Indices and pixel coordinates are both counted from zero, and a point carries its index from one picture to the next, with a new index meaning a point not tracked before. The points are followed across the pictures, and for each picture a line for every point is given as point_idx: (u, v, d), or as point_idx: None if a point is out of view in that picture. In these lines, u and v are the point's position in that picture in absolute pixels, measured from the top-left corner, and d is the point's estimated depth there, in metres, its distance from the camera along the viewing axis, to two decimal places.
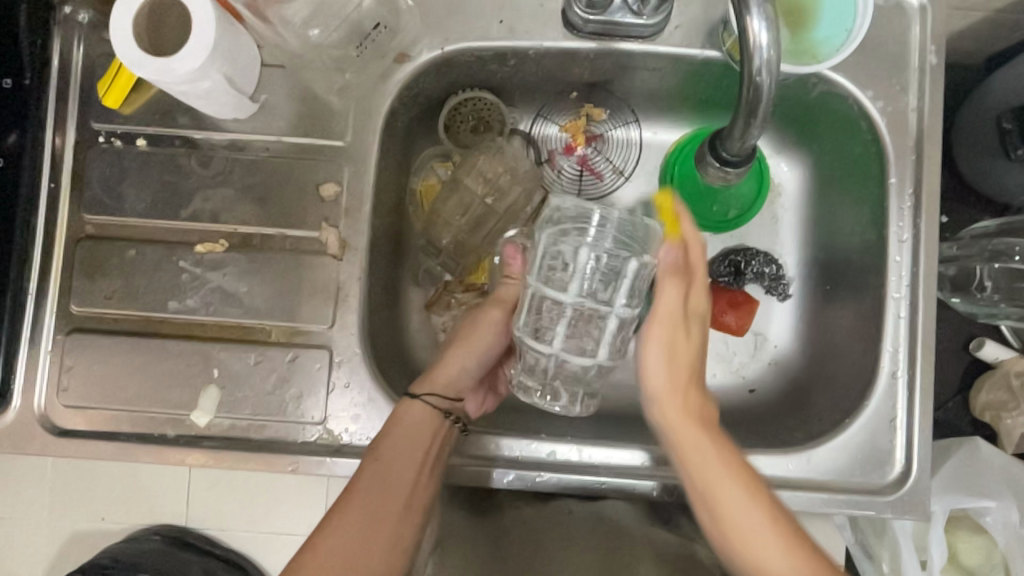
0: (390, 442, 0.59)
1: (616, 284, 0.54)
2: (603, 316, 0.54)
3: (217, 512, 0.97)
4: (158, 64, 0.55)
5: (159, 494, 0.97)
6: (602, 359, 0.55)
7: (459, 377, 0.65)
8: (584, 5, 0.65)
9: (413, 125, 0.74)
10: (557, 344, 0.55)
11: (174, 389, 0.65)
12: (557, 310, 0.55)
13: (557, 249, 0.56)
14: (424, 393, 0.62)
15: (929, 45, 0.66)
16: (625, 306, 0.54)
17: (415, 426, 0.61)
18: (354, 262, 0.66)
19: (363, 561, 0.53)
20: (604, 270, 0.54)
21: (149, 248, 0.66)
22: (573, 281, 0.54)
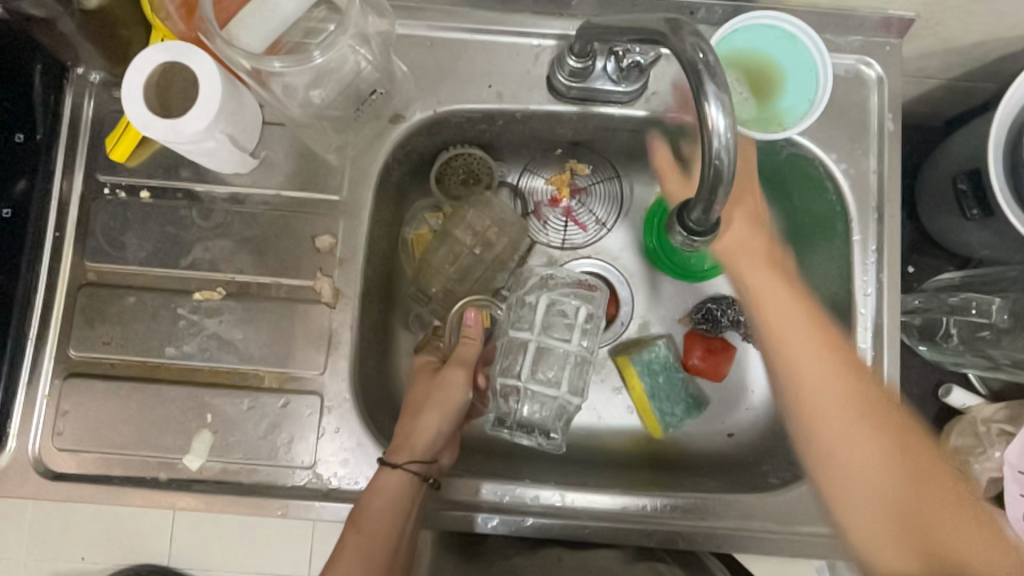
0: (366, 516, 0.62)
1: (572, 327, 0.71)
2: (561, 352, 0.70)
3: (202, 552, 1.02)
4: (166, 126, 0.59)
5: (146, 533, 1.02)
6: (564, 390, 0.70)
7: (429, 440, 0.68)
8: (567, 74, 0.69)
9: (406, 178, 0.78)
10: (525, 374, 0.69)
11: (167, 433, 0.66)
12: (522, 347, 0.70)
13: (523, 301, 0.72)
14: (403, 463, 0.65)
15: (887, 114, 0.71)
16: (580, 343, 0.71)
17: (391, 495, 0.64)
18: (346, 310, 0.69)
19: None
20: (558, 312, 0.71)
21: (148, 296, 0.68)
22: (536, 324, 0.70)
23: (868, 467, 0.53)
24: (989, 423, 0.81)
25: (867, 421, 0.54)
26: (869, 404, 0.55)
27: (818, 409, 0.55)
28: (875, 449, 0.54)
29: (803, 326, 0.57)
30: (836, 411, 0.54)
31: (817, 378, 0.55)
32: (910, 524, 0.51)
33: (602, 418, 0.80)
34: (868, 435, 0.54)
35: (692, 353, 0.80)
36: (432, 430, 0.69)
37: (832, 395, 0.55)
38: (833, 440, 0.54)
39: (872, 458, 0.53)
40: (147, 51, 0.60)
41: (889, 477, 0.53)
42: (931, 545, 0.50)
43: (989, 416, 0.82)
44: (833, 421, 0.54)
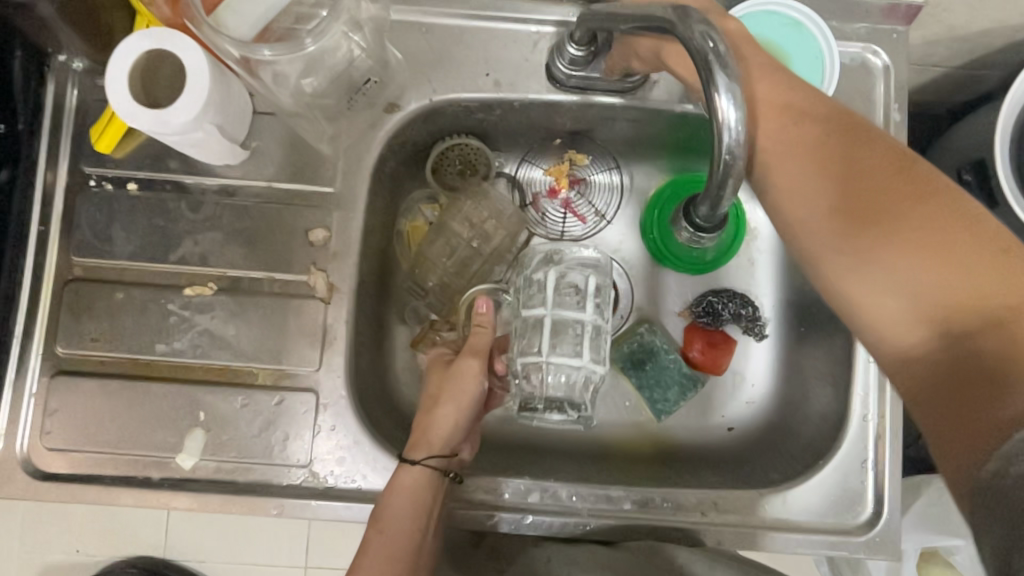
0: (389, 515, 0.61)
1: (584, 295, 0.66)
2: (579, 322, 0.65)
3: (198, 544, 1.01)
4: (152, 116, 0.57)
5: (140, 526, 1.01)
6: (587, 359, 0.64)
7: (448, 434, 0.67)
8: (567, 62, 0.68)
9: (401, 168, 0.76)
10: (546, 352, 0.64)
11: (159, 432, 0.65)
12: (538, 324, 0.65)
13: (534, 281, 0.67)
14: (422, 459, 0.64)
15: (893, 103, 0.70)
16: (596, 314, 0.66)
17: (414, 492, 0.63)
18: (340, 306, 0.67)
19: None
20: (569, 285, 0.66)
21: (137, 291, 0.66)
22: (549, 297, 0.65)
23: (885, 256, 0.45)
24: None
25: (883, 213, 0.46)
26: (876, 192, 0.47)
27: (825, 240, 0.49)
28: (887, 233, 0.45)
29: (793, 157, 0.51)
30: (836, 233, 0.48)
31: (804, 207, 0.50)
32: (922, 312, 0.43)
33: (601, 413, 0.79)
34: (883, 233, 0.46)
35: (691, 345, 0.79)
36: (450, 423, 0.67)
37: (833, 165, 0.49)
38: (853, 243, 0.47)
39: (881, 245, 0.45)
40: (132, 39, 0.57)
41: (902, 255, 0.44)
42: (933, 307, 0.43)
43: None
44: (827, 232, 0.49)
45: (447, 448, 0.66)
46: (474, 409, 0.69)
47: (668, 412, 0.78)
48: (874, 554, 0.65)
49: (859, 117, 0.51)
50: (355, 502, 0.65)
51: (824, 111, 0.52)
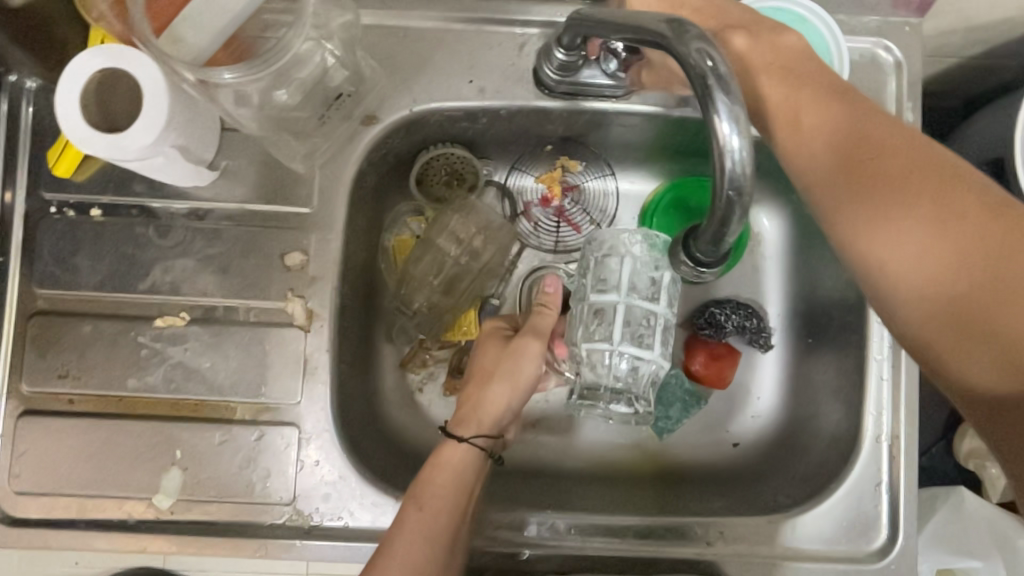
0: (428, 495, 0.58)
1: (657, 287, 0.61)
2: (654, 316, 0.61)
3: None
4: (108, 141, 0.52)
5: None
6: (658, 355, 0.60)
7: (498, 416, 0.64)
8: (555, 67, 0.63)
9: (384, 181, 0.72)
10: (616, 339, 0.60)
11: (134, 472, 0.62)
12: (609, 310, 0.61)
13: (605, 262, 0.62)
14: (470, 436, 0.61)
15: (906, 101, 0.65)
16: (669, 307, 0.61)
17: (457, 469, 0.60)
18: (321, 334, 0.63)
19: None
20: (646, 274, 0.61)
21: (105, 324, 0.63)
22: (622, 284, 0.60)
23: (975, 273, 0.40)
24: None
25: (967, 228, 0.41)
26: (914, 201, 0.43)
27: (897, 245, 0.43)
28: (965, 249, 0.41)
29: (841, 165, 0.46)
30: (910, 242, 0.42)
31: (861, 216, 0.45)
32: (1006, 341, 0.39)
33: (600, 433, 0.76)
34: (971, 248, 0.40)
35: (693, 360, 0.74)
36: (499, 404, 0.63)
37: (891, 181, 0.44)
38: (936, 257, 0.41)
39: (967, 262, 0.41)
40: (82, 57, 0.52)
41: (991, 276, 0.40)
42: (981, 328, 0.40)
43: None
44: (909, 239, 0.42)
45: (493, 428, 0.64)
46: (524, 395, 0.65)
47: (671, 430, 0.75)
48: None
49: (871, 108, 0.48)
50: (342, 541, 0.62)
51: (867, 119, 0.47)
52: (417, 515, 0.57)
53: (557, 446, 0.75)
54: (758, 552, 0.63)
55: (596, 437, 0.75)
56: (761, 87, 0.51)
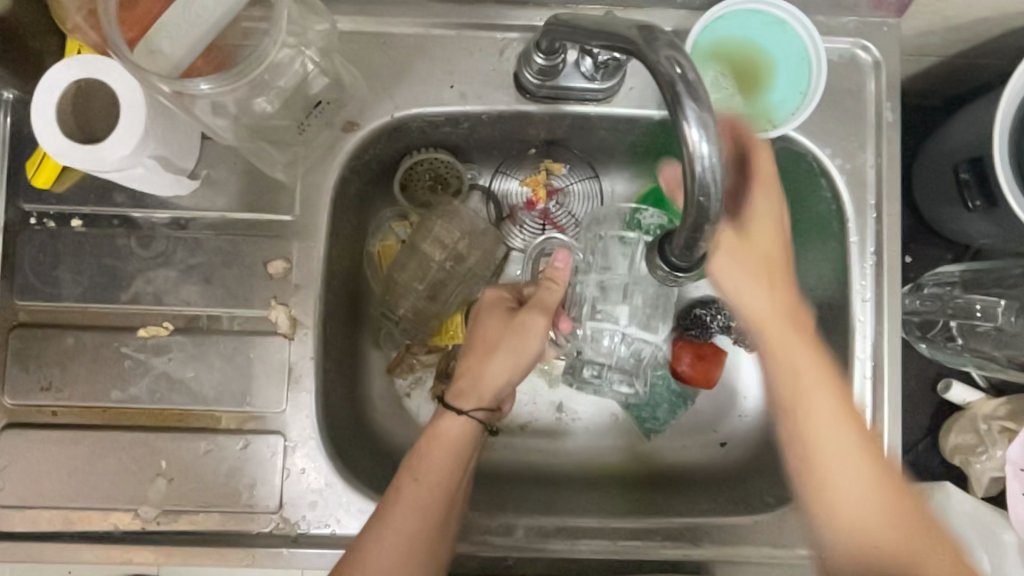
0: (424, 469, 0.58)
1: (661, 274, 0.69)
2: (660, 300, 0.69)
3: None
4: (86, 153, 0.52)
5: None
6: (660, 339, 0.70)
7: (498, 390, 0.62)
8: (535, 72, 0.63)
9: (367, 188, 0.72)
10: (624, 322, 0.68)
11: (118, 483, 0.61)
12: (621, 289, 0.68)
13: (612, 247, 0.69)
14: (471, 410, 0.60)
15: (885, 101, 0.65)
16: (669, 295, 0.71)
17: (454, 442, 0.60)
18: (306, 342, 0.63)
19: None
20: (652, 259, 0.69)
21: (88, 335, 0.62)
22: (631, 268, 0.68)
23: (860, 513, 0.49)
24: (991, 419, 0.78)
25: (876, 486, 0.49)
26: (839, 474, 0.49)
27: (825, 463, 0.50)
28: (872, 513, 0.49)
29: (791, 317, 0.50)
30: (824, 424, 0.50)
31: (814, 433, 0.50)
32: (840, 507, 0.49)
33: (589, 435, 0.76)
34: (868, 509, 0.49)
35: (680, 360, 0.73)
36: (501, 380, 0.61)
37: (812, 385, 0.50)
38: (839, 481, 0.49)
39: (861, 496, 0.49)
40: (57, 68, 0.52)
41: (874, 503, 0.49)
42: (823, 492, 0.50)
43: (990, 412, 0.78)
44: (834, 470, 0.50)
45: (492, 402, 0.62)
46: (523, 371, 0.63)
47: (658, 430, 0.75)
48: None
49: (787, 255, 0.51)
50: (329, 548, 0.61)
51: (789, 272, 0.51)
52: (411, 490, 0.57)
53: (545, 449, 0.75)
54: (744, 552, 0.64)
55: (585, 439, 0.76)
56: (756, 196, 0.49)
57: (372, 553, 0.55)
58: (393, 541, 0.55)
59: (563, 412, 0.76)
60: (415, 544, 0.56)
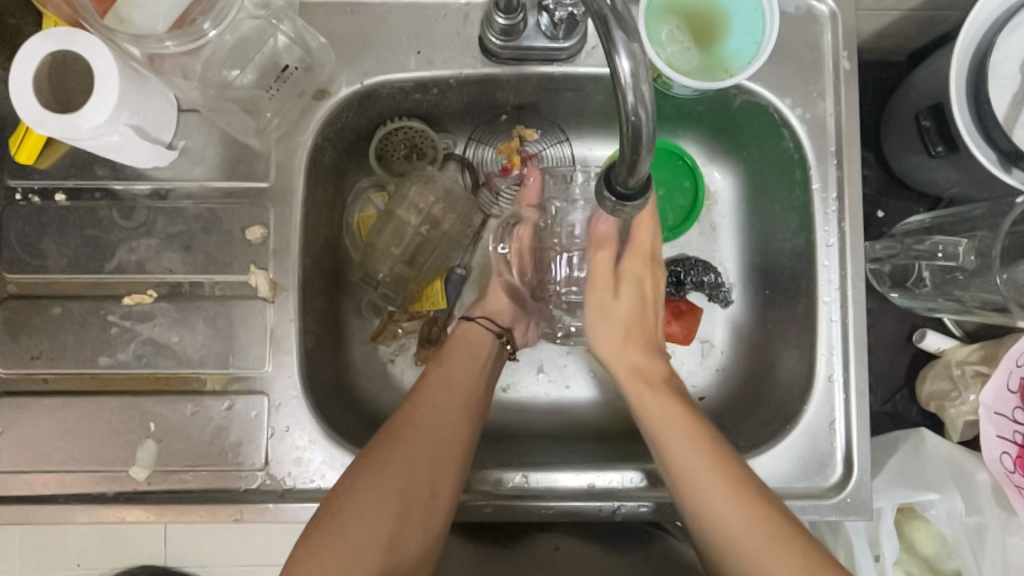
0: (428, 395, 0.63)
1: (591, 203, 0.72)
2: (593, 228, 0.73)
3: (195, 549, 0.96)
4: (61, 122, 0.54)
5: (137, 535, 0.95)
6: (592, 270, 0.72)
7: (506, 307, 0.73)
8: (497, 33, 0.64)
9: (342, 157, 0.73)
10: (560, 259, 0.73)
11: (109, 446, 0.63)
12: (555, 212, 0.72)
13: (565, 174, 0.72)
14: (478, 317, 0.72)
15: (841, 51, 0.67)
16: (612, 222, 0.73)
17: (467, 358, 0.68)
18: (285, 304, 0.65)
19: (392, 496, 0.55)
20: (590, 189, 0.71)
21: (75, 304, 0.64)
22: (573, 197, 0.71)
23: (716, 508, 0.56)
24: (964, 364, 0.78)
25: (740, 493, 0.56)
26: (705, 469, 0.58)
27: (679, 463, 0.59)
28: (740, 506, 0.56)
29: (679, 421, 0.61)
30: (676, 441, 0.60)
31: (670, 443, 0.61)
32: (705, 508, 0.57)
33: (567, 394, 0.78)
34: (721, 506, 0.56)
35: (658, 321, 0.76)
36: (501, 297, 0.73)
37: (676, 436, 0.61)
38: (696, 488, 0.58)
39: (714, 492, 0.57)
40: (32, 42, 0.54)
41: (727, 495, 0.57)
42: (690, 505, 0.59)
43: (964, 357, 0.79)
44: (691, 470, 0.58)
45: (500, 317, 0.73)
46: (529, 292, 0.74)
47: None
48: (847, 516, 0.64)
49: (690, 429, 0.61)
50: (314, 502, 0.63)
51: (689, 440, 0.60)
52: (419, 409, 0.62)
53: (524, 406, 0.77)
54: None
55: (565, 397, 0.78)
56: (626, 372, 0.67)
57: (368, 474, 0.56)
58: (410, 426, 0.60)
59: (544, 372, 0.78)
60: (418, 451, 0.58)
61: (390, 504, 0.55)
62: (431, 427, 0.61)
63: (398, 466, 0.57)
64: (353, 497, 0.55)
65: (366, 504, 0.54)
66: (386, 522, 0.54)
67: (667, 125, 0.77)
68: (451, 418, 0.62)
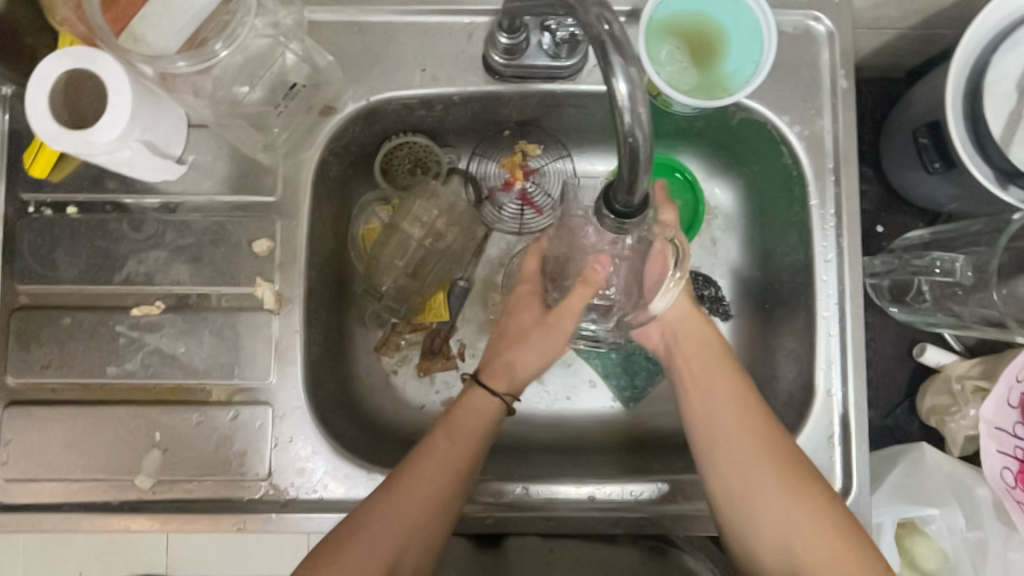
0: (439, 448, 0.62)
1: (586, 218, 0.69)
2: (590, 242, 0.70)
3: (197, 559, 0.96)
4: (76, 138, 0.55)
5: (138, 544, 0.96)
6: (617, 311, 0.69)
7: (529, 369, 0.70)
8: (501, 52, 0.66)
9: (348, 171, 0.74)
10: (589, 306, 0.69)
11: (114, 456, 0.64)
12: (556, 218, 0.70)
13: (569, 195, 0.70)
14: (502, 393, 0.67)
15: (838, 69, 0.68)
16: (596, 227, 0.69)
17: (486, 411, 0.66)
18: (291, 316, 0.66)
19: (386, 558, 0.58)
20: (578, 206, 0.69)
21: (84, 315, 0.66)
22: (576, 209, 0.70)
23: (765, 525, 0.61)
24: (964, 379, 0.79)
25: (804, 512, 0.60)
26: (767, 488, 0.61)
27: (732, 479, 0.62)
28: (800, 527, 0.60)
29: (748, 433, 0.63)
30: (740, 461, 0.62)
31: (745, 479, 0.62)
32: (766, 535, 0.61)
33: (568, 406, 0.78)
34: (786, 511, 0.60)
35: None
36: (525, 361, 0.69)
37: (735, 453, 0.63)
38: (760, 515, 0.61)
39: (779, 515, 0.61)
40: (48, 59, 0.55)
41: (793, 517, 0.60)
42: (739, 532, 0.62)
43: (963, 371, 0.79)
44: (754, 494, 0.61)
45: (525, 376, 0.70)
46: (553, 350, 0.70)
47: (637, 398, 0.78)
48: None
49: (779, 449, 0.62)
50: (316, 512, 0.64)
51: (755, 452, 0.62)
52: (427, 464, 0.61)
53: (526, 419, 0.77)
54: None
55: (565, 409, 0.78)
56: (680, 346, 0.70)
57: (371, 517, 0.59)
58: (415, 484, 0.60)
59: (545, 382, 0.79)
60: (417, 517, 0.60)
61: (393, 548, 0.59)
62: (434, 489, 0.61)
63: (399, 522, 0.59)
64: (344, 555, 0.57)
65: (357, 560, 0.57)
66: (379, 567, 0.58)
67: (667, 142, 0.78)
68: (458, 475, 0.62)
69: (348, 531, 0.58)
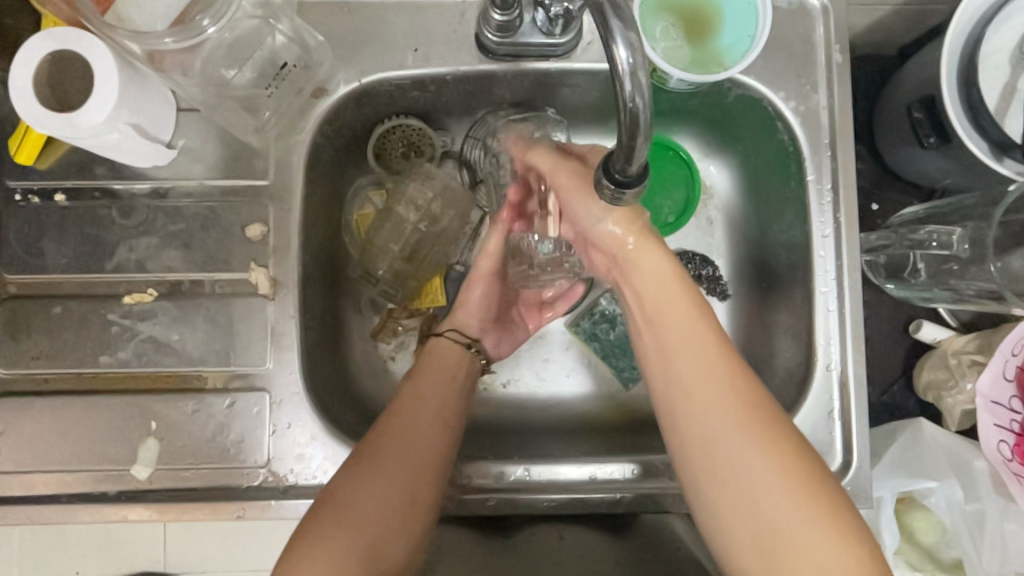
0: (410, 402, 0.61)
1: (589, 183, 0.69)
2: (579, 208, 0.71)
3: (196, 555, 0.95)
4: (62, 121, 0.54)
5: (135, 539, 0.95)
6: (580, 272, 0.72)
7: (474, 318, 0.71)
8: (494, 30, 0.65)
9: (340, 156, 0.73)
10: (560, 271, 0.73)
11: (109, 445, 0.63)
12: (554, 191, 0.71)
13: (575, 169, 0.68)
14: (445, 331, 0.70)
15: (833, 44, 0.68)
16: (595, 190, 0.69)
17: (440, 369, 0.66)
18: (286, 301, 0.65)
19: (375, 520, 0.52)
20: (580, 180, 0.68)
21: (75, 304, 0.65)
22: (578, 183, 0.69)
23: (739, 474, 0.52)
24: (960, 354, 0.79)
25: (771, 468, 0.51)
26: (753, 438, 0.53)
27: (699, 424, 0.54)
28: (770, 480, 0.51)
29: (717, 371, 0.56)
30: (700, 393, 0.55)
31: (711, 426, 0.54)
32: (737, 492, 0.51)
33: (569, 387, 0.78)
34: (742, 458, 0.52)
35: None
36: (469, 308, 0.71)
37: (700, 392, 0.55)
38: (729, 462, 0.52)
39: (750, 475, 0.51)
40: (32, 41, 0.54)
41: (771, 485, 0.51)
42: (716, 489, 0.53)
43: (960, 347, 0.79)
44: (719, 447, 0.53)
45: (469, 327, 0.71)
46: (495, 299, 0.73)
47: (636, 379, 0.77)
48: None
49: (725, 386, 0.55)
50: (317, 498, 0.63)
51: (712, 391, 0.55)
52: (401, 417, 0.59)
53: (524, 403, 0.77)
54: None
55: (563, 391, 0.78)
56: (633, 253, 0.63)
57: (353, 482, 0.54)
58: (391, 441, 0.57)
59: (539, 366, 0.78)
60: (402, 468, 0.55)
61: (380, 506, 0.53)
62: (413, 437, 0.58)
63: (370, 490, 0.53)
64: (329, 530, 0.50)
65: (344, 529, 0.50)
66: (371, 533, 0.51)
67: (663, 122, 0.78)
68: (430, 430, 0.60)
69: (330, 506, 0.52)
